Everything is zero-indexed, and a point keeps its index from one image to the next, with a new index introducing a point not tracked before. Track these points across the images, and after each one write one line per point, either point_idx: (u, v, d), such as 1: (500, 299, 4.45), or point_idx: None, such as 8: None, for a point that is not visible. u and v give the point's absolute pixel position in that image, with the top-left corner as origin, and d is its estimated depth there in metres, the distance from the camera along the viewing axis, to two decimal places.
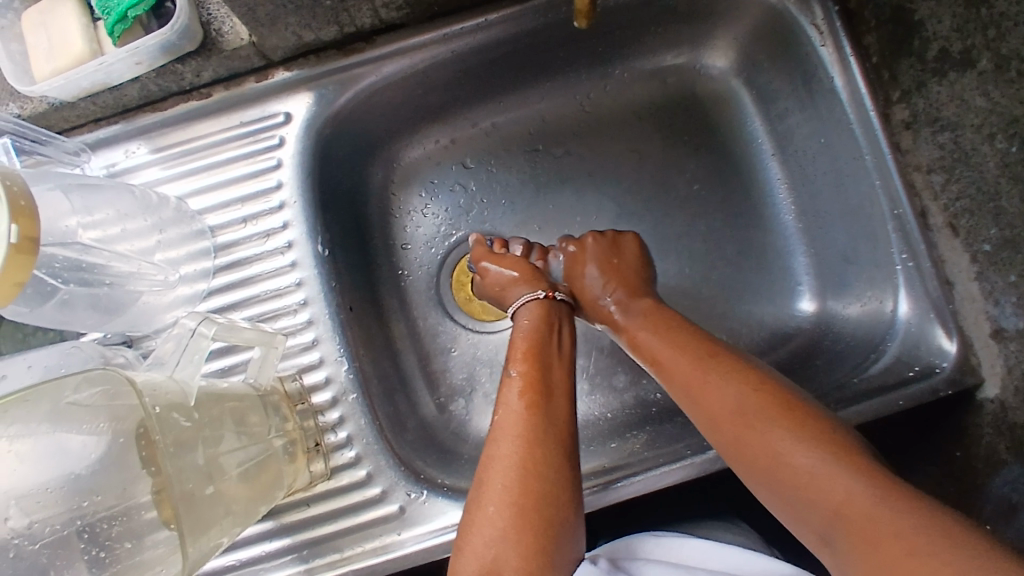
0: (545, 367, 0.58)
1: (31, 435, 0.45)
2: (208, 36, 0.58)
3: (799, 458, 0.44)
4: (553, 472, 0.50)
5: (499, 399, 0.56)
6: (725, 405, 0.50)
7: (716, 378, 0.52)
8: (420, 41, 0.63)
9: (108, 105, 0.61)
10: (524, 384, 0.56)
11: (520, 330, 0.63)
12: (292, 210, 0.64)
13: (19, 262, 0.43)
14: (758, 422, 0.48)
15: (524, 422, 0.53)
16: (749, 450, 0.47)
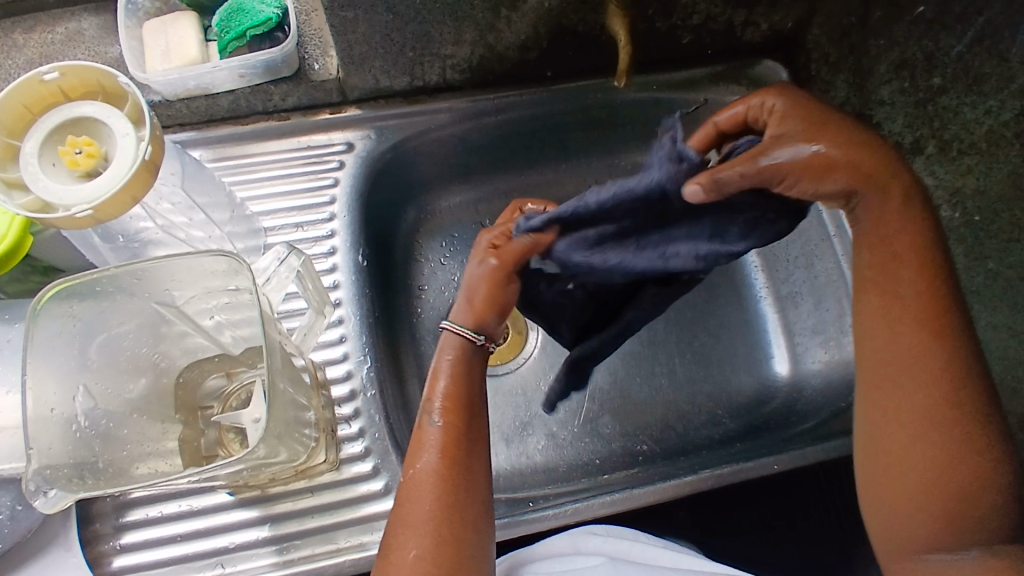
0: (473, 414, 0.53)
1: (101, 345, 0.52)
2: (302, 67, 0.69)
3: (934, 455, 0.48)
4: (466, 534, 0.49)
5: (414, 451, 0.52)
6: (903, 372, 0.50)
7: (912, 340, 0.50)
8: (474, 102, 0.75)
9: (198, 111, 0.70)
10: (446, 435, 0.51)
11: (442, 366, 0.54)
12: (340, 222, 0.72)
13: (142, 177, 0.49)
14: (930, 396, 0.49)
15: (443, 481, 0.50)
16: (897, 416, 0.50)
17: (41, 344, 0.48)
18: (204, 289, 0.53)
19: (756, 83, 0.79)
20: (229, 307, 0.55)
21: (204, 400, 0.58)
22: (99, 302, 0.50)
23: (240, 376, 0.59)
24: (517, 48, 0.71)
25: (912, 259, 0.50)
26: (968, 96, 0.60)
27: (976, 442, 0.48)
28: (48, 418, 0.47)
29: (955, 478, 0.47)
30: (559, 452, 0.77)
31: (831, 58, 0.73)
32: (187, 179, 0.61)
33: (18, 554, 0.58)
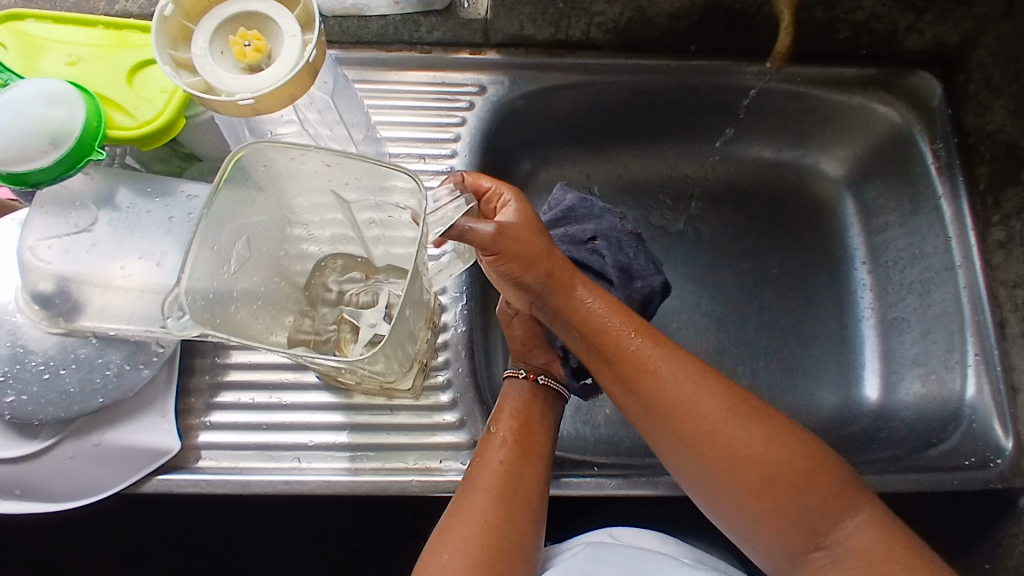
0: (528, 431, 0.61)
1: (258, 224, 0.55)
2: (453, 2, 0.70)
3: (744, 464, 0.51)
4: (510, 524, 0.56)
5: (478, 454, 0.60)
6: (719, 427, 0.52)
7: (678, 386, 0.53)
8: (613, 66, 0.75)
9: (348, 30, 0.72)
10: (509, 441, 0.60)
11: (509, 399, 0.64)
12: (459, 161, 0.74)
13: (302, 79, 0.52)
14: (722, 417, 0.52)
15: (495, 479, 0.58)
16: (718, 444, 0.52)
17: (217, 214, 0.51)
18: (366, 201, 0.55)
19: (906, 93, 0.75)
20: (391, 225, 0.57)
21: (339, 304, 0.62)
22: (264, 186, 0.54)
23: (375, 282, 0.62)
24: (667, 16, 0.70)
25: (631, 332, 0.56)
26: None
27: (777, 428, 0.52)
28: (200, 287, 0.50)
29: (777, 483, 0.51)
30: (626, 425, 0.78)
31: (994, 81, 0.70)
32: (336, 93, 0.63)
33: (118, 408, 0.62)
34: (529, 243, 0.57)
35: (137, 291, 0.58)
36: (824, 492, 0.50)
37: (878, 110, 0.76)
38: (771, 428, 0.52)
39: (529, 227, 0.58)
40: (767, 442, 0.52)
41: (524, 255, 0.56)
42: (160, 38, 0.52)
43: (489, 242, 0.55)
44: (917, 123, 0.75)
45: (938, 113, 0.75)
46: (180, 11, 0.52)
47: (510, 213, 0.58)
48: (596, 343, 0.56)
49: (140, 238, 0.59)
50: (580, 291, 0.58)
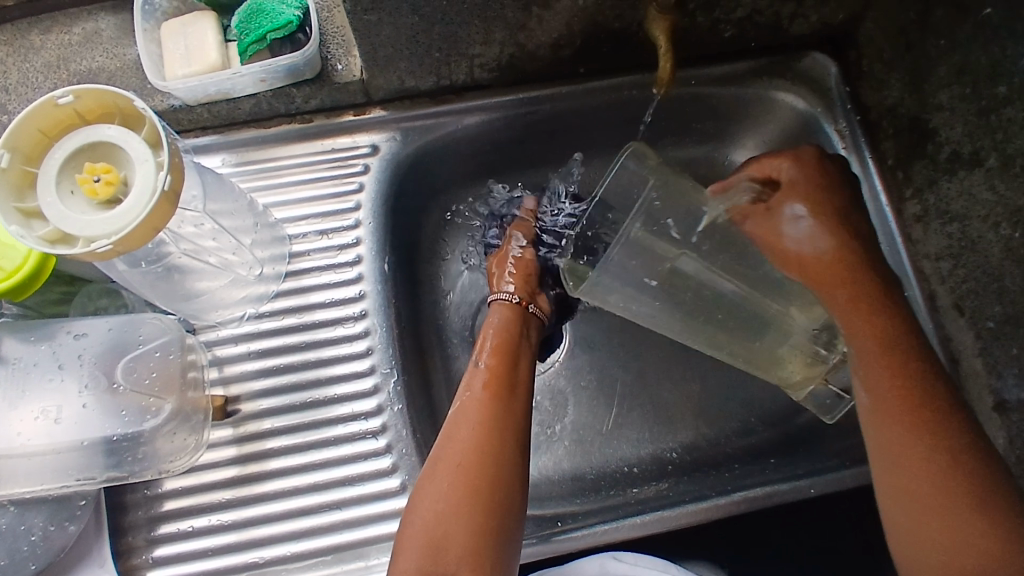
0: (511, 364, 0.64)
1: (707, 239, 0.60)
2: (325, 68, 0.67)
3: (939, 517, 0.49)
4: (500, 458, 0.57)
5: (466, 387, 0.62)
6: (905, 461, 0.52)
7: (893, 422, 0.53)
8: (506, 101, 0.72)
9: (220, 115, 0.68)
10: (490, 380, 0.62)
11: (489, 331, 0.67)
12: (365, 229, 0.71)
13: (163, 207, 0.48)
14: (950, 468, 0.50)
15: (484, 413, 0.59)
16: (916, 481, 0.51)
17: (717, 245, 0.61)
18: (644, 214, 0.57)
19: (801, 78, 0.75)
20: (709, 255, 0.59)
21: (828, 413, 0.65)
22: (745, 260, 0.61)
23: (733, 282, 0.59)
24: (548, 46, 0.67)
25: (876, 348, 0.55)
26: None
27: (974, 482, 0.49)
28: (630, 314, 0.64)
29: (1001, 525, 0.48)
30: (586, 457, 0.76)
31: (886, 55, 0.68)
32: (209, 198, 0.59)
33: (52, 570, 0.58)
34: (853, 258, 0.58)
35: (45, 453, 0.55)
36: None
37: (778, 98, 0.75)
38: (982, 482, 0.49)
39: (831, 249, 0.58)
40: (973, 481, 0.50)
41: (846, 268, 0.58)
42: (1, 191, 0.47)
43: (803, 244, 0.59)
44: (819, 107, 0.75)
45: (835, 94, 0.74)
46: (18, 157, 0.48)
47: (807, 236, 0.59)
48: (892, 361, 0.54)
49: (33, 397, 0.56)
50: (853, 297, 0.57)
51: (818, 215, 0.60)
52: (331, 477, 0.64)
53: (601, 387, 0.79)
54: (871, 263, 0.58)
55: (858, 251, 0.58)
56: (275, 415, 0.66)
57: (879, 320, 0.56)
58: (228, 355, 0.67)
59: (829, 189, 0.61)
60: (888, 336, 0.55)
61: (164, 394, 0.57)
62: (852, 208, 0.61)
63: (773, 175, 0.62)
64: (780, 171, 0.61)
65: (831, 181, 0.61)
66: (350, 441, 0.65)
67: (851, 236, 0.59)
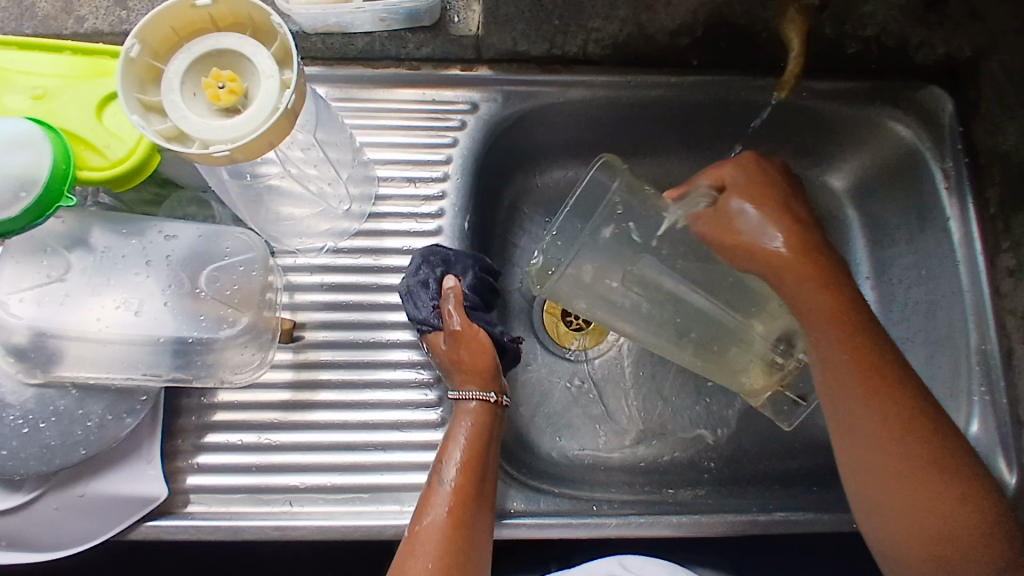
0: (481, 478, 0.56)
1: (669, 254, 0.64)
2: (442, 19, 0.67)
3: (935, 528, 0.52)
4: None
5: (420, 513, 0.54)
6: (900, 474, 0.53)
7: (879, 437, 0.53)
8: (613, 80, 0.71)
9: (332, 48, 0.68)
10: (456, 487, 0.54)
11: (456, 440, 0.57)
12: (451, 184, 0.71)
13: (282, 125, 0.48)
14: (932, 474, 0.52)
15: (446, 538, 0.52)
16: (917, 501, 0.52)
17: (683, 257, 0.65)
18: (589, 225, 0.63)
19: (916, 108, 0.72)
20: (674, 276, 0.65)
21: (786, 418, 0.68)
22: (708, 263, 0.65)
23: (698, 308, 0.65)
24: (667, 32, 0.67)
25: (836, 338, 0.55)
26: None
27: (964, 492, 0.52)
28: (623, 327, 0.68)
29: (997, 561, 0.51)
30: (624, 449, 0.76)
31: (1008, 100, 0.68)
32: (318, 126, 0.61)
33: (103, 458, 0.60)
34: (830, 271, 0.56)
35: (119, 343, 0.56)
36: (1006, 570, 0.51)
37: (888, 126, 0.73)
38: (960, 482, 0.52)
39: (802, 246, 0.56)
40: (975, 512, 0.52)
41: (816, 279, 0.55)
42: (127, 81, 0.48)
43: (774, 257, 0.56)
44: (928, 142, 0.72)
45: (948, 131, 0.72)
46: (148, 52, 0.49)
47: (760, 219, 0.57)
48: (869, 364, 0.54)
49: (116, 287, 0.57)
50: (825, 301, 0.55)
51: (769, 212, 0.57)
52: (380, 418, 0.64)
53: (649, 382, 0.79)
54: (841, 268, 0.56)
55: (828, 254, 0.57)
56: (336, 349, 0.66)
57: (831, 306, 0.55)
58: (301, 282, 0.68)
59: (749, 189, 0.58)
60: (875, 359, 0.54)
61: (241, 308, 0.59)
62: (792, 199, 0.59)
63: (725, 181, 0.60)
64: (726, 176, 0.60)
65: (776, 178, 0.60)
66: (405, 387, 0.66)
67: (811, 232, 0.57)
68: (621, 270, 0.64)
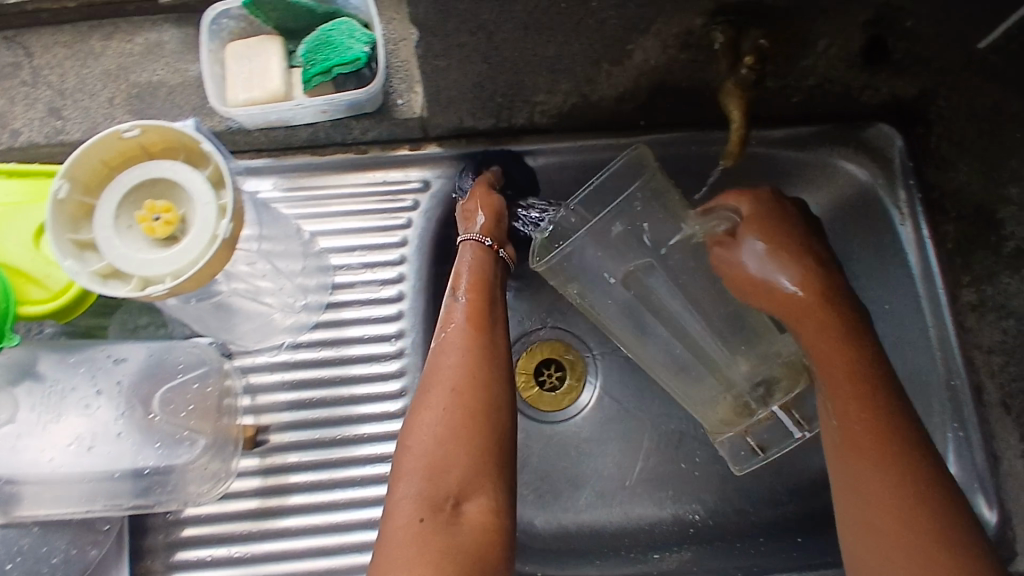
0: (484, 315, 0.61)
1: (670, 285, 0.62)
2: (386, 102, 0.66)
3: (897, 514, 0.49)
4: (465, 451, 0.53)
5: (441, 339, 0.60)
6: (863, 473, 0.51)
7: (846, 443, 0.53)
8: (563, 147, 0.71)
9: (276, 139, 0.68)
10: (465, 323, 0.60)
11: (461, 287, 0.62)
12: (408, 264, 0.70)
13: (221, 254, 0.47)
14: (896, 466, 0.51)
15: (462, 373, 0.57)
16: (872, 481, 0.51)
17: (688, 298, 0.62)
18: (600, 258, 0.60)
19: (865, 147, 0.73)
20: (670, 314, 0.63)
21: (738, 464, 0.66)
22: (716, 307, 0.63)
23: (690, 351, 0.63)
24: (612, 99, 0.66)
25: (849, 391, 0.54)
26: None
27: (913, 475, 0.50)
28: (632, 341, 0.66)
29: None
30: (608, 511, 0.77)
31: (958, 138, 0.67)
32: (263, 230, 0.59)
33: None
34: (820, 308, 0.56)
35: (74, 478, 0.56)
36: None
37: (840, 165, 0.74)
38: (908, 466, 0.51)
39: (816, 292, 0.57)
40: (914, 505, 0.50)
41: (812, 323, 0.56)
42: (58, 224, 0.47)
43: (778, 301, 0.58)
44: (881, 179, 0.73)
45: (899, 167, 0.72)
46: (78, 189, 0.48)
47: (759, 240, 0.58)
48: (863, 391, 0.53)
49: (68, 420, 0.56)
50: (815, 331, 0.56)
51: (809, 285, 0.57)
52: (353, 519, 0.63)
53: (626, 441, 0.79)
54: (838, 296, 0.57)
55: (850, 301, 0.57)
56: (305, 448, 0.65)
57: (839, 342, 0.55)
58: (263, 382, 0.67)
59: (794, 244, 0.59)
60: (834, 379, 0.54)
61: (199, 427, 0.59)
62: (809, 241, 0.59)
63: (736, 215, 0.61)
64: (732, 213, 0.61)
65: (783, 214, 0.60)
66: (375, 484, 0.64)
67: (841, 293, 0.57)
68: (623, 268, 0.60)
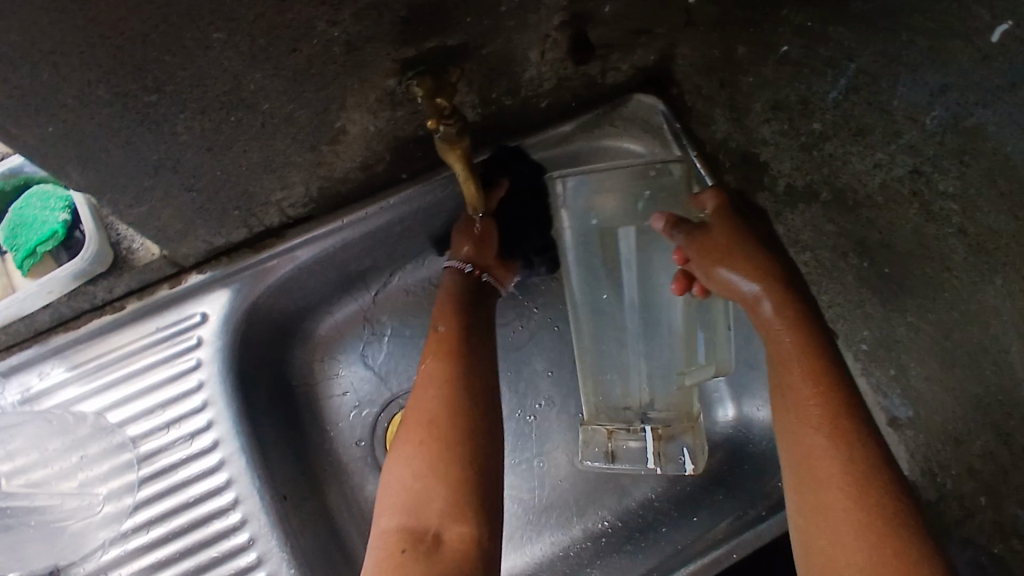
0: (466, 327, 0.65)
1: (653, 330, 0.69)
2: (119, 256, 0.61)
3: (809, 461, 0.50)
4: (466, 466, 0.54)
5: (426, 356, 0.63)
6: (807, 427, 0.50)
7: (805, 403, 0.51)
8: (330, 227, 0.67)
9: (18, 333, 0.61)
10: (444, 348, 0.63)
11: (448, 295, 0.68)
12: (215, 406, 0.65)
13: None
14: (828, 424, 0.49)
15: (440, 397, 0.58)
16: (806, 439, 0.50)
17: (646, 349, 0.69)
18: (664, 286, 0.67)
19: (631, 121, 0.73)
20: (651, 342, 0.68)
21: (587, 457, 0.73)
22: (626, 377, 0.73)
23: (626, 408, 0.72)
24: (356, 169, 0.62)
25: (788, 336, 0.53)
26: (902, 79, 0.47)
27: (842, 424, 0.49)
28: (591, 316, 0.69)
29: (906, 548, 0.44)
30: (522, 553, 0.76)
31: (704, 91, 0.66)
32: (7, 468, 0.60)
33: None
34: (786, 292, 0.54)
35: None
36: (877, 519, 0.45)
37: (614, 145, 0.74)
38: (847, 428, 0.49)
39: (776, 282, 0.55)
40: (852, 465, 0.47)
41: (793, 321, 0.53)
42: None
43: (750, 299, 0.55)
44: (658, 147, 0.73)
45: (669, 131, 0.72)
46: None
47: (757, 284, 0.55)
48: (823, 379, 0.51)
49: None
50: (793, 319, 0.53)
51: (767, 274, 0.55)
52: None
53: (520, 472, 0.78)
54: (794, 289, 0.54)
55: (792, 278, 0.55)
56: None
57: (769, 312, 0.54)
58: None
59: (737, 236, 0.57)
60: (820, 369, 0.51)
61: None
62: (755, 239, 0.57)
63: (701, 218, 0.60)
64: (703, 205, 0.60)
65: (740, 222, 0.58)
66: None
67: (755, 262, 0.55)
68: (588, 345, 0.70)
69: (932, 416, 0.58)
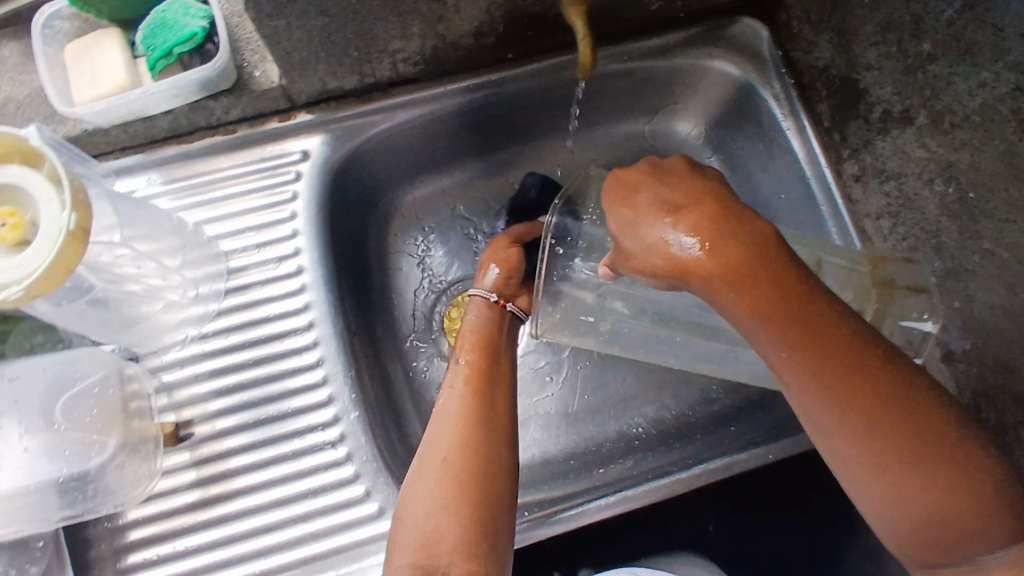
0: (491, 360, 0.64)
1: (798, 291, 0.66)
2: (241, 77, 0.65)
3: (879, 466, 0.44)
4: (481, 497, 0.50)
5: (446, 385, 0.62)
6: (854, 439, 0.45)
7: (834, 412, 0.45)
8: (433, 93, 0.70)
9: (137, 133, 0.66)
10: (471, 377, 0.61)
11: (467, 323, 0.68)
12: (303, 236, 0.69)
13: (73, 248, 0.46)
14: (885, 422, 0.44)
15: (462, 426, 0.55)
16: (868, 445, 0.44)
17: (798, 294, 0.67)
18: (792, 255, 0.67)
19: (733, 45, 0.74)
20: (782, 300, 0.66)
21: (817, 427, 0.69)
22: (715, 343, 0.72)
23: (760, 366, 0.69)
24: (471, 35, 0.66)
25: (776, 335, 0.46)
26: None
27: (892, 413, 0.44)
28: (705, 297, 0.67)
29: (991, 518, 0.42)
30: (555, 441, 0.78)
31: (813, 17, 0.67)
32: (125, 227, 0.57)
33: None
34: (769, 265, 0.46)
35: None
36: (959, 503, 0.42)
37: (711, 67, 0.74)
38: (887, 411, 0.44)
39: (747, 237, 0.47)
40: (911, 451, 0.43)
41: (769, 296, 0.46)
42: None
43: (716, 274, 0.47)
44: (753, 71, 0.74)
45: (769, 58, 0.73)
46: None
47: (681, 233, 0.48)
48: (833, 360, 0.45)
49: None
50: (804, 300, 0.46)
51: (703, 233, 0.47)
52: (289, 492, 0.63)
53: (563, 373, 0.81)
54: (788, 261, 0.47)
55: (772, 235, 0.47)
56: (234, 434, 0.65)
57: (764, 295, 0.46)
58: (178, 379, 0.66)
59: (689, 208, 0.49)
60: (816, 341, 0.45)
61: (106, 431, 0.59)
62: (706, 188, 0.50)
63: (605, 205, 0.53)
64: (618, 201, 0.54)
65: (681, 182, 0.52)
66: (307, 454, 0.64)
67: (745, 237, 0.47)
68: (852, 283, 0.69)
69: (989, 347, 0.58)
